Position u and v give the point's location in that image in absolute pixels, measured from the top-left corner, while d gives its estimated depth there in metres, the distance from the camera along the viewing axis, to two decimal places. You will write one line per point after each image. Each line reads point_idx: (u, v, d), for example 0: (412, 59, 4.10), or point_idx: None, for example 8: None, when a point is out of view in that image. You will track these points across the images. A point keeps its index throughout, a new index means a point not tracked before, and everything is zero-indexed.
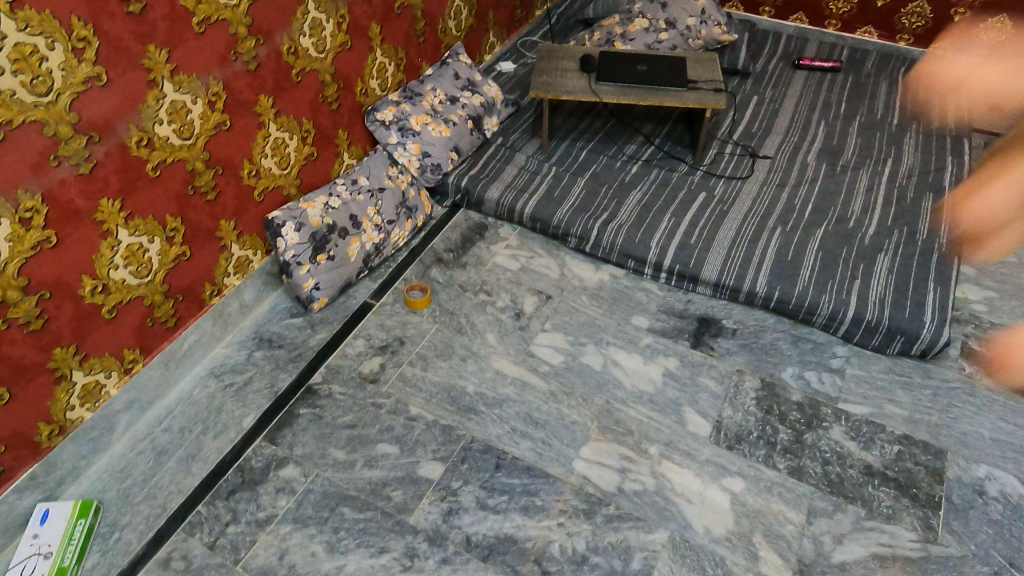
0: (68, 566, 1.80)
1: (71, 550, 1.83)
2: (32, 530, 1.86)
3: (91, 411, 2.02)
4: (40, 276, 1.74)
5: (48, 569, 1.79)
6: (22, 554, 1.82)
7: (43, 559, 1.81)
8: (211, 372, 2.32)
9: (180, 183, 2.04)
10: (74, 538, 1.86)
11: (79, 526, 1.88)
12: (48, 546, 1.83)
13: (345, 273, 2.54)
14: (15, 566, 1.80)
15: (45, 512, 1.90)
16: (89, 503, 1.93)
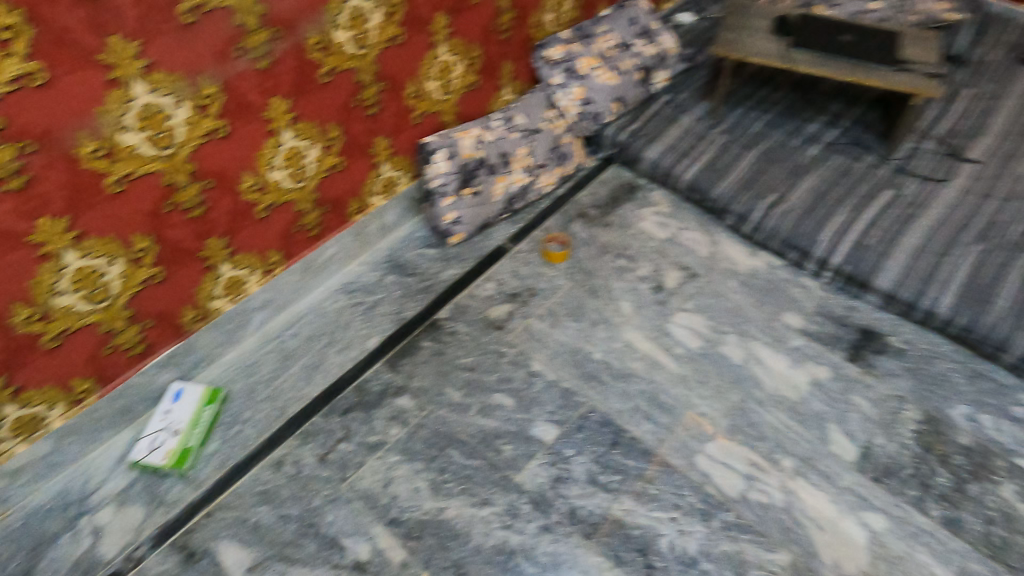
0: (191, 448, 1.89)
1: (195, 433, 1.92)
2: (165, 406, 1.96)
3: (230, 304, 2.07)
4: (207, 164, 1.75)
5: (173, 446, 1.88)
6: (154, 427, 1.93)
7: (171, 436, 1.90)
8: (343, 288, 2.33)
9: (347, 94, 1.99)
10: (200, 422, 1.94)
11: (205, 411, 1.96)
12: (176, 424, 1.92)
13: (486, 212, 2.45)
14: (147, 436, 1.91)
15: (178, 391, 1.99)
16: (217, 391, 2.00)
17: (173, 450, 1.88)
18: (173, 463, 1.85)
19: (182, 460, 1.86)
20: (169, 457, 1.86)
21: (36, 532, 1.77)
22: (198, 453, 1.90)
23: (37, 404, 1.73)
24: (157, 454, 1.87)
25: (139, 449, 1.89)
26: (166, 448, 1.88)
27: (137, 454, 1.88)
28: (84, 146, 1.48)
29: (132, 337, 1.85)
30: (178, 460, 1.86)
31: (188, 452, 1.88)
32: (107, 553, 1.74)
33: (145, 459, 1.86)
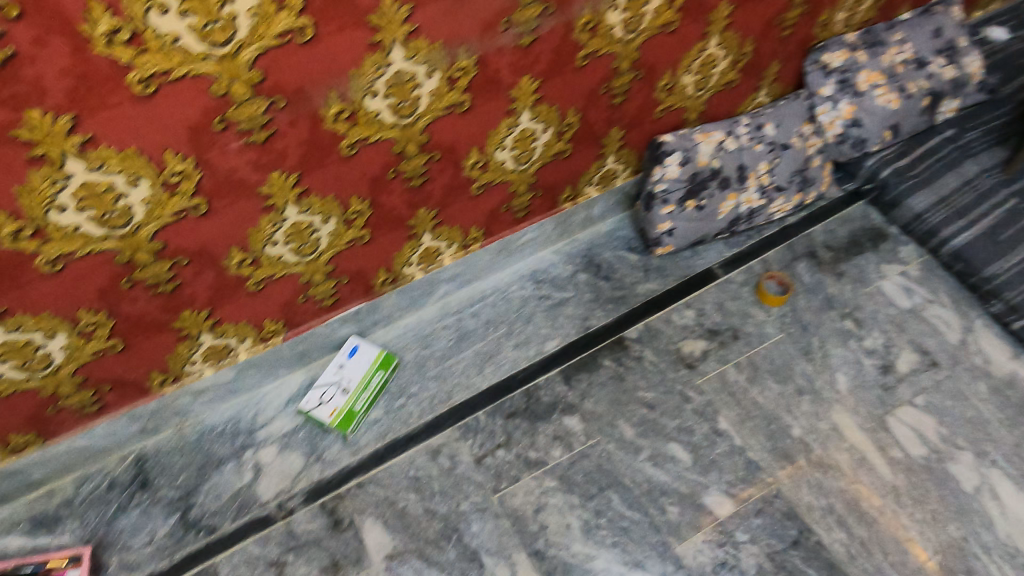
0: (358, 413, 1.87)
1: (364, 398, 1.88)
2: (340, 360, 1.94)
3: (422, 273, 1.98)
4: (440, 136, 1.62)
5: (342, 406, 1.86)
6: (326, 378, 1.91)
7: (341, 394, 1.88)
8: (532, 275, 2.17)
9: (598, 80, 1.77)
10: (370, 388, 1.91)
11: (377, 378, 1.92)
12: (348, 383, 1.90)
13: (704, 229, 2.17)
14: (318, 387, 1.90)
15: (354, 347, 1.95)
16: (392, 359, 1.96)
17: (341, 410, 1.86)
18: (339, 424, 1.84)
19: (348, 424, 1.84)
20: (337, 417, 1.85)
21: (206, 452, 1.83)
22: (363, 418, 1.88)
23: (230, 337, 1.74)
24: (326, 410, 1.86)
25: (309, 398, 1.88)
26: (335, 405, 1.86)
27: (305, 403, 1.87)
28: (330, 107, 1.38)
29: (327, 291, 1.81)
30: (344, 423, 1.84)
31: (355, 416, 1.86)
32: (263, 495, 1.77)
33: (314, 412, 1.86)
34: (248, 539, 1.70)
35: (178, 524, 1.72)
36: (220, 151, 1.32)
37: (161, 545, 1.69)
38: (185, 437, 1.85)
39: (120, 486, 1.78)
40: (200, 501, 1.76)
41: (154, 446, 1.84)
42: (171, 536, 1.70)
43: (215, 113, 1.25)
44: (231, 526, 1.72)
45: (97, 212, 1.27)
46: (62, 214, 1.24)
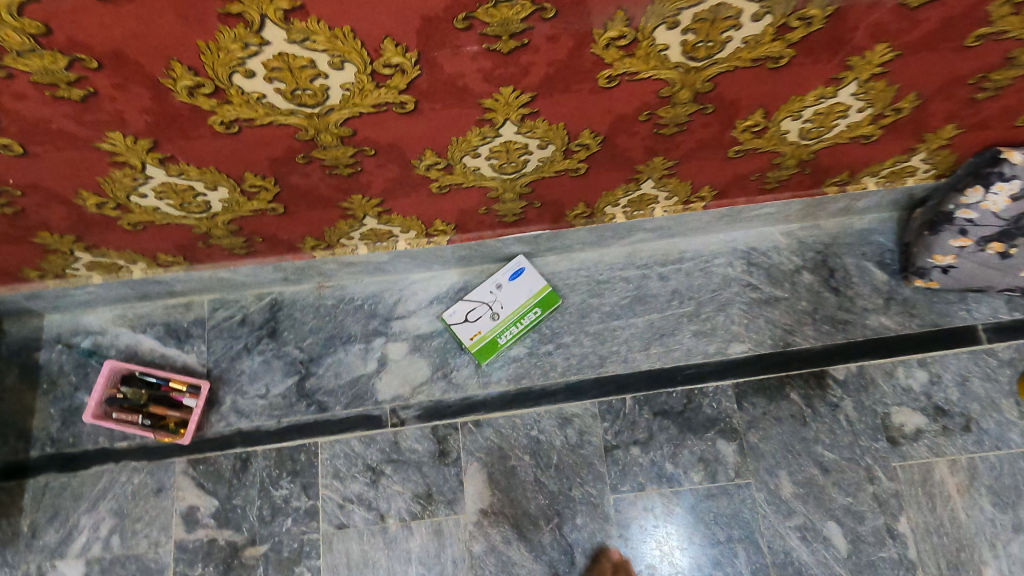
0: (500, 347, 1.66)
1: (511, 333, 1.66)
2: (499, 278, 1.68)
3: (626, 217, 1.62)
4: (726, 89, 1.18)
5: (486, 333, 1.65)
6: (478, 294, 1.68)
7: (489, 319, 1.66)
8: (748, 253, 1.76)
9: (976, 66, 1.21)
10: (521, 324, 1.67)
11: (532, 315, 1.67)
12: (500, 309, 1.66)
13: (993, 280, 1.64)
14: (468, 300, 1.67)
15: (519, 270, 1.68)
16: (555, 299, 1.69)
17: (483, 338, 1.65)
18: (475, 353, 1.64)
19: (484, 356, 1.64)
20: (476, 344, 1.65)
21: (338, 324, 1.71)
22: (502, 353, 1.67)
23: (395, 226, 1.51)
24: (468, 331, 1.65)
25: (454, 310, 1.67)
26: (478, 330, 1.65)
27: (448, 313, 1.67)
28: (607, 30, 0.98)
29: (512, 209, 1.51)
30: (481, 354, 1.65)
31: (495, 350, 1.65)
32: (380, 393, 1.66)
33: (454, 327, 1.66)
34: (352, 433, 1.62)
35: (294, 389, 1.66)
36: (451, 51, 0.98)
37: (273, 404, 1.65)
38: (322, 298, 1.73)
39: (251, 325, 1.71)
40: (320, 373, 1.67)
41: (291, 296, 1.73)
42: (284, 398, 1.65)
43: (462, 6, 0.90)
44: (341, 412, 1.64)
45: (288, 87, 1.00)
46: (249, 80, 0.98)
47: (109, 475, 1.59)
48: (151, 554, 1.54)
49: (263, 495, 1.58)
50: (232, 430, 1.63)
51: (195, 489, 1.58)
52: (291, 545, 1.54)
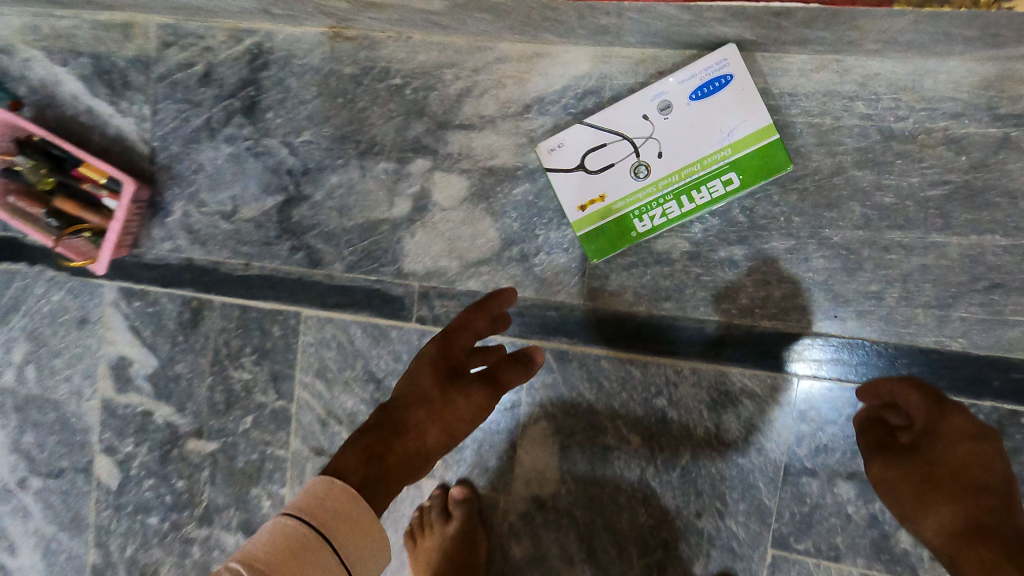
0: (636, 237, 0.84)
1: (665, 213, 0.82)
2: (670, 93, 0.80)
3: None
4: None
5: (614, 204, 0.83)
6: (618, 118, 0.82)
7: (626, 176, 0.82)
8: None
9: None
10: (689, 200, 0.81)
11: (718, 187, 0.80)
12: (655, 160, 0.81)
13: None
14: (594, 128, 0.83)
15: (718, 83, 0.78)
16: (777, 166, 0.79)
17: (605, 212, 0.83)
18: (583, 237, 0.85)
19: (598, 247, 0.85)
20: (590, 220, 0.84)
21: (356, 116, 0.94)
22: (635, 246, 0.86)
23: None
24: (580, 191, 0.84)
25: (563, 141, 0.84)
26: (601, 193, 0.83)
27: (549, 146, 0.84)
28: None
29: None
30: (594, 241, 0.85)
31: (623, 241, 0.84)
32: (405, 259, 0.94)
33: (554, 177, 0.85)
34: (354, 316, 0.96)
35: (274, 217, 0.98)
36: None
37: (242, 234, 0.99)
38: (338, 60, 0.94)
39: (219, 87, 0.98)
40: (316, 198, 0.96)
41: (287, 46, 0.95)
42: (258, 229, 0.99)
43: None
44: (343, 276, 0.96)
45: None
46: None
47: (22, 282, 1.08)
48: (73, 407, 1.08)
49: (218, 372, 1.02)
50: (182, 261, 1.02)
51: (128, 336, 1.05)
52: (248, 455, 1.01)
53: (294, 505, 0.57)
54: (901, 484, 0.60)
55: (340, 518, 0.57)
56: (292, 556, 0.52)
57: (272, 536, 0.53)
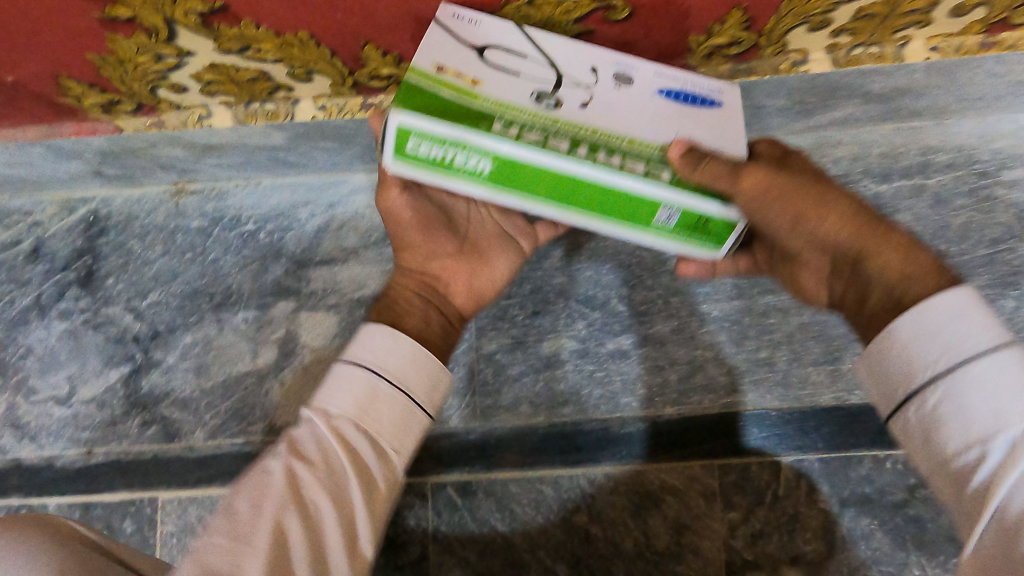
0: (468, 142, 0.50)
1: (545, 145, 0.50)
2: (640, 71, 0.55)
3: (835, 64, 0.68)
4: None
5: (484, 93, 0.52)
6: (561, 49, 0.55)
7: (523, 91, 0.53)
8: None
9: None
10: (556, 152, 0.50)
11: (618, 164, 0.51)
12: (574, 106, 0.53)
13: None
14: (526, 35, 0.55)
15: (700, 101, 0.55)
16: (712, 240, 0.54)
17: (470, 96, 0.51)
18: (407, 83, 0.50)
19: (412, 104, 0.50)
20: (440, 84, 0.51)
21: (208, 268, 0.88)
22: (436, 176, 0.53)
23: (269, 59, 0.63)
24: (455, 56, 0.53)
25: (481, 19, 0.55)
26: (475, 76, 0.52)
27: (457, 10, 0.55)
28: None
29: (555, 24, 0.59)
30: (422, 98, 0.50)
31: (453, 118, 0.49)
32: (276, 412, 0.84)
33: (436, 31, 0.53)
34: (222, 490, 0.83)
35: (119, 392, 0.86)
36: None
37: (81, 418, 0.86)
38: (183, 216, 0.89)
39: (49, 261, 0.90)
40: (169, 362, 0.86)
41: (127, 208, 0.90)
42: (100, 409, 0.86)
43: None
44: (205, 446, 0.84)
45: None
46: None
47: None
48: None
49: None
50: (7, 464, 0.86)
51: None
52: None
53: (350, 355, 0.54)
54: (792, 197, 0.52)
55: (387, 354, 0.53)
56: (357, 394, 0.52)
57: (338, 383, 0.52)
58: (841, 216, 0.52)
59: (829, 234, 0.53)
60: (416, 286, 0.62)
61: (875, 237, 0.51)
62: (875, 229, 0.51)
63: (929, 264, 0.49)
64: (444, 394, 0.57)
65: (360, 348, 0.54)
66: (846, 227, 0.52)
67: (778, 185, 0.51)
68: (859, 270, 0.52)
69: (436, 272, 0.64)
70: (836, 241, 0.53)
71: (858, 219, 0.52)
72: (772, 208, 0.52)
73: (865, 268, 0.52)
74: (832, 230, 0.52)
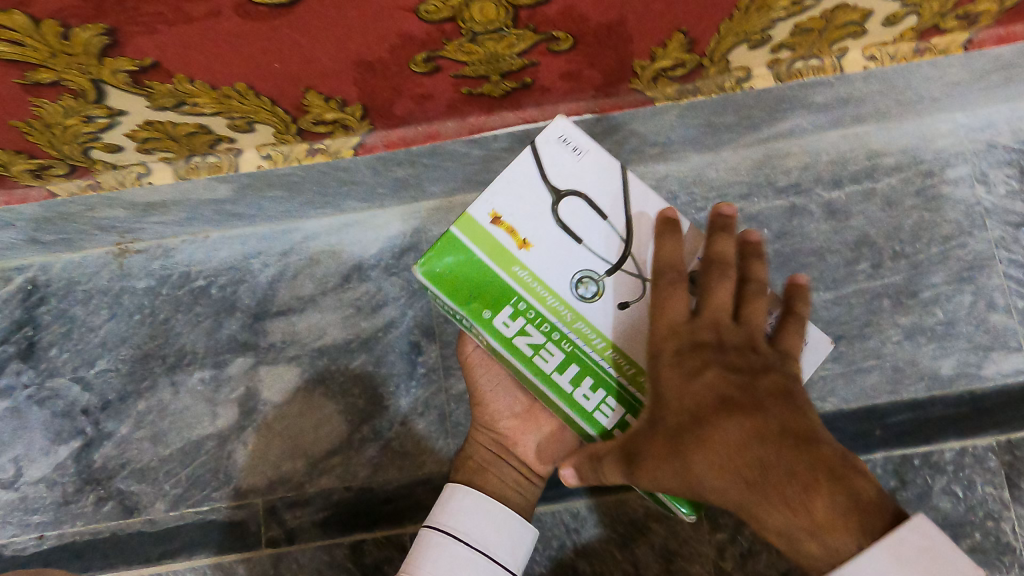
0: (472, 321, 0.50)
1: (537, 347, 0.50)
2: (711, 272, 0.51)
3: (778, 79, 0.68)
4: None
5: (521, 266, 0.50)
6: (644, 224, 0.51)
7: (563, 272, 0.50)
8: (1020, 155, 0.83)
9: None
10: (540, 368, 0.50)
11: (593, 407, 0.50)
12: (608, 301, 0.50)
13: None
14: (619, 192, 0.51)
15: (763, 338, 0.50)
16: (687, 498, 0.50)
17: (501, 261, 0.49)
18: (449, 235, 0.49)
19: (437, 261, 0.49)
20: (478, 245, 0.49)
21: (158, 330, 0.84)
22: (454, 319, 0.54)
23: (206, 113, 0.61)
24: (521, 205, 0.50)
25: (586, 154, 0.51)
26: (527, 237, 0.50)
27: (565, 133, 0.51)
28: None
29: (496, 59, 0.59)
30: (454, 251, 0.49)
31: (466, 299, 0.50)
32: (241, 474, 0.80)
33: (525, 158, 0.51)
34: (189, 563, 0.78)
35: (70, 469, 0.81)
36: None
37: (30, 501, 0.81)
38: (128, 277, 0.85)
39: None
40: (123, 433, 0.82)
41: (67, 273, 0.86)
42: (50, 490, 0.81)
43: None
44: (167, 518, 0.79)
45: None
46: None
47: None
48: None
49: None
50: None
51: None
52: None
53: (429, 520, 0.56)
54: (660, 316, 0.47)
55: (456, 531, 0.54)
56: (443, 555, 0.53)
57: (430, 533, 0.55)
58: (686, 362, 0.44)
59: (677, 378, 0.44)
60: (490, 441, 0.65)
61: (711, 391, 0.42)
62: (735, 397, 0.41)
63: (819, 486, 0.37)
64: (530, 549, 0.57)
65: (443, 512, 0.56)
66: (699, 368, 0.43)
67: (672, 320, 0.47)
68: (700, 438, 0.41)
69: (506, 431, 0.65)
70: (690, 387, 0.43)
71: (718, 321, 0.46)
72: (657, 324, 0.47)
73: (721, 442, 0.40)
74: (676, 372, 0.44)
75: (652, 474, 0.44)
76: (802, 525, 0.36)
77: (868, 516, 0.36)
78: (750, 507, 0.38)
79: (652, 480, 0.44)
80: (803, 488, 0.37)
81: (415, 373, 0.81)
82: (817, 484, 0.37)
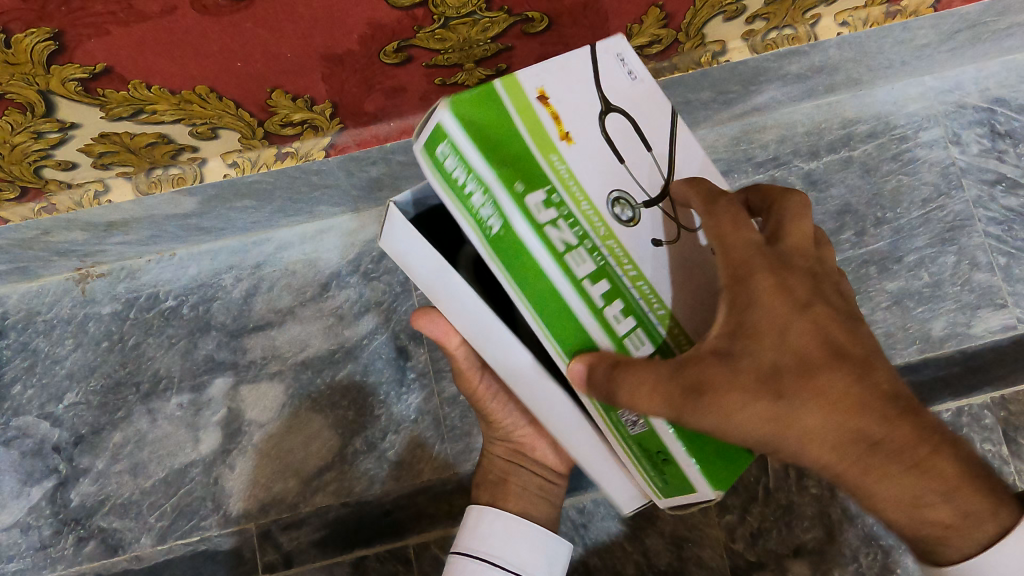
0: (500, 193, 0.41)
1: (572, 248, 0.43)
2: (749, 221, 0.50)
3: (754, 50, 0.67)
4: None
5: (560, 156, 0.43)
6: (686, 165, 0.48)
7: (603, 184, 0.45)
8: (990, 113, 0.83)
9: None
10: (571, 272, 0.43)
11: (624, 333, 0.45)
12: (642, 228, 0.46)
13: None
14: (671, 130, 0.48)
15: None
16: (716, 477, 0.46)
17: (542, 145, 0.43)
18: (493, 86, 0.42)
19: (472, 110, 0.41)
20: (519, 114, 0.42)
21: (129, 356, 0.80)
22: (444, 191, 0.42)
23: (166, 120, 0.57)
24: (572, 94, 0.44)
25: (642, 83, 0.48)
26: (570, 131, 0.44)
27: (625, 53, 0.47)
28: None
29: (469, 44, 0.56)
30: (493, 112, 0.41)
31: (501, 163, 0.41)
32: (230, 500, 0.76)
33: (583, 55, 0.46)
34: None
35: (45, 511, 0.76)
36: None
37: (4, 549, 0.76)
38: (92, 303, 0.81)
39: None
40: (100, 467, 0.77)
41: (25, 304, 0.81)
42: (25, 535, 0.76)
43: None
44: (154, 553, 0.75)
45: None
46: None
47: None
48: None
49: None
50: None
51: None
52: None
53: (458, 544, 0.55)
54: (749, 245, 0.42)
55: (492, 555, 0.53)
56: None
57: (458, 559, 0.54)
58: (793, 297, 0.41)
59: (776, 310, 0.40)
60: (506, 452, 0.67)
61: (811, 340, 0.40)
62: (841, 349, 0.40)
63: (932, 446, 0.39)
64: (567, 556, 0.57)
65: (473, 535, 0.55)
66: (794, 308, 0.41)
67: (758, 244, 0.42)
68: (812, 390, 0.39)
69: (520, 438, 0.67)
70: (792, 322, 0.40)
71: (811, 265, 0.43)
72: (729, 242, 0.42)
73: (833, 391, 0.39)
74: (773, 297, 0.41)
75: (728, 412, 0.40)
76: (933, 490, 0.39)
77: (1003, 494, 0.40)
78: (861, 465, 0.39)
79: (723, 417, 0.40)
80: (931, 453, 0.39)
81: (405, 378, 0.79)
82: (940, 450, 0.39)
